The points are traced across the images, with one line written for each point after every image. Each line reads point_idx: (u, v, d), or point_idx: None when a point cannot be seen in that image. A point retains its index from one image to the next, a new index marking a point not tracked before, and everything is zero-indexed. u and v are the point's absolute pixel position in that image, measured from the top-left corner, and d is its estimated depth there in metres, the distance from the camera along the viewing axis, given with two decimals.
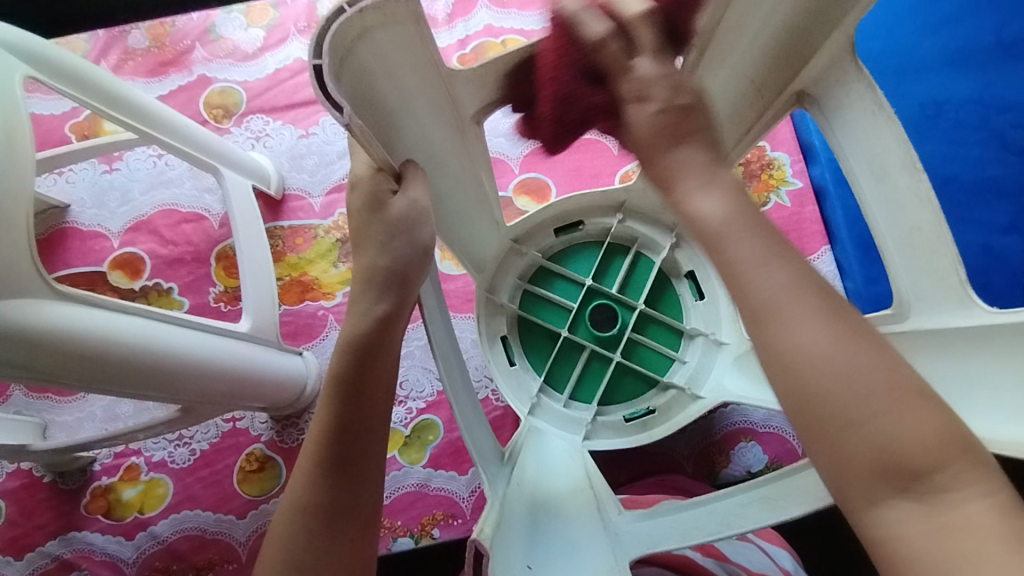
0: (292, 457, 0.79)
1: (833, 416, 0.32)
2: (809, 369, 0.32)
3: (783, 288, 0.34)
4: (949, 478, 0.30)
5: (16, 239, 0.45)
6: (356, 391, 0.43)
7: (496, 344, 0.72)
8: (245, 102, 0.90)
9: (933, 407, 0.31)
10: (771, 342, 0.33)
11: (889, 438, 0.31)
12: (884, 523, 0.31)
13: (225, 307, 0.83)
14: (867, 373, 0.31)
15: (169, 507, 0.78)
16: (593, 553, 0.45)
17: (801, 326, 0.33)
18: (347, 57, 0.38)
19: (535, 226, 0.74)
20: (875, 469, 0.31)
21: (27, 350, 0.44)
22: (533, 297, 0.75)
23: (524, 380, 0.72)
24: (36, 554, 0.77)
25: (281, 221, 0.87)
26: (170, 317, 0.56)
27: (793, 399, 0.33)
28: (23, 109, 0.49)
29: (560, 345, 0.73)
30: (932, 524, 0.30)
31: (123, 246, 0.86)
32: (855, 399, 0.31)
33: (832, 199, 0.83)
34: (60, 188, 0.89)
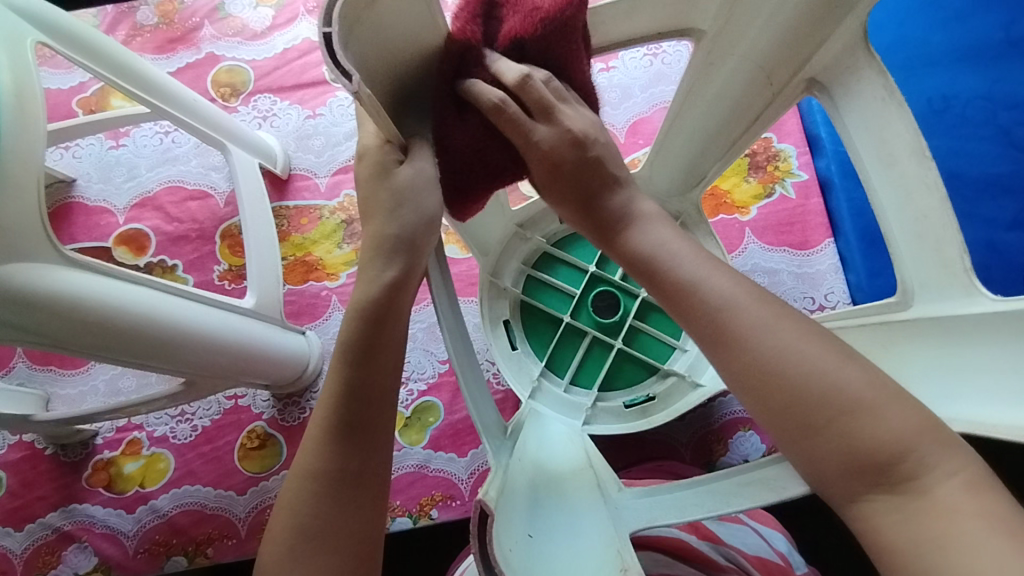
0: (294, 435, 0.79)
1: (798, 419, 0.33)
2: (764, 376, 0.35)
3: (733, 305, 0.37)
4: (920, 467, 0.31)
5: (25, 204, 0.45)
6: (363, 361, 0.43)
7: (498, 327, 0.72)
8: (252, 81, 0.90)
9: (893, 398, 0.33)
10: (732, 359, 0.36)
11: (855, 434, 0.32)
12: (863, 514, 0.33)
13: (229, 285, 0.83)
14: (820, 372, 0.34)
15: (170, 482, 0.79)
16: (593, 529, 0.45)
17: (754, 336, 0.36)
18: (354, 28, 0.37)
19: (541, 212, 0.73)
20: (847, 467, 0.32)
21: (35, 314, 0.44)
22: (536, 282, 0.76)
23: (525, 364, 0.72)
24: (36, 525, 0.78)
25: (286, 201, 0.87)
26: (175, 288, 0.56)
27: (760, 407, 0.35)
28: (35, 75, 0.49)
29: (561, 330, 0.74)
30: (906, 511, 0.31)
31: (128, 222, 0.86)
32: (815, 400, 0.33)
33: (836, 191, 0.83)
34: (66, 163, 0.89)
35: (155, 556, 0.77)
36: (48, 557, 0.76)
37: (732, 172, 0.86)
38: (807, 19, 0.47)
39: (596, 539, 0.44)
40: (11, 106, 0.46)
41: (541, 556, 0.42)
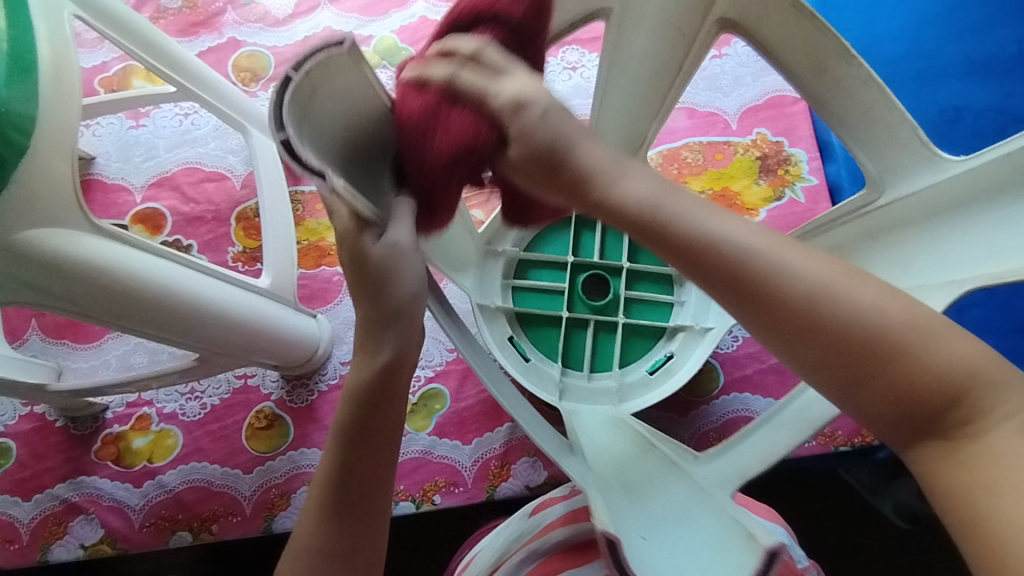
0: (302, 417, 0.81)
1: (853, 361, 0.33)
2: (808, 318, 0.34)
3: (761, 242, 0.35)
4: (978, 406, 0.32)
5: (58, 170, 0.45)
6: (362, 436, 0.44)
7: (507, 345, 0.72)
8: (272, 67, 0.91)
9: (943, 338, 0.33)
10: (767, 306, 0.34)
11: (916, 374, 0.32)
12: (918, 457, 0.34)
13: (243, 267, 0.85)
14: (864, 305, 0.33)
15: (178, 458, 0.80)
16: (699, 499, 0.47)
17: (792, 280, 0.34)
18: (306, 109, 0.40)
19: (502, 224, 0.74)
20: (891, 407, 0.33)
21: (63, 278, 0.45)
22: (523, 292, 0.76)
23: (543, 370, 0.72)
24: (43, 496, 0.79)
25: (302, 186, 0.88)
26: (196, 264, 0.56)
27: (804, 352, 0.34)
28: (73, 47, 0.49)
29: (568, 328, 0.74)
30: (953, 455, 0.32)
31: (145, 201, 0.87)
32: (867, 341, 0.33)
33: (845, 196, 0.84)
34: (86, 141, 0.90)
35: (160, 530, 0.78)
36: (55, 527, 0.77)
37: (742, 174, 0.86)
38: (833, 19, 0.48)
39: (704, 507, 0.46)
40: (48, 76, 0.46)
41: (664, 548, 0.43)
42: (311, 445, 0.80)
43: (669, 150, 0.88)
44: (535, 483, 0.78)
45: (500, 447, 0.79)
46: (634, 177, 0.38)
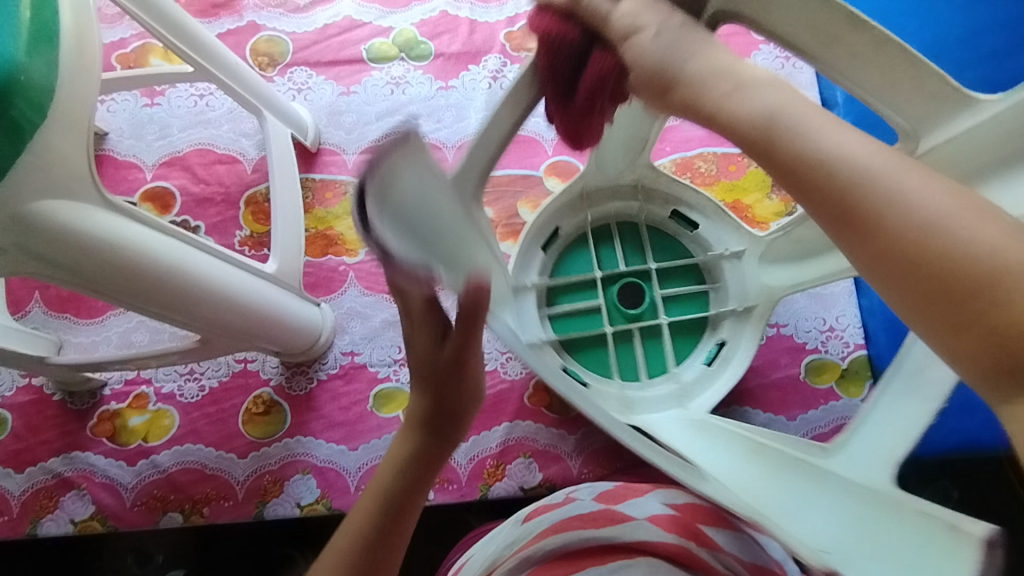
0: (299, 404, 0.80)
1: (946, 290, 0.29)
2: (907, 239, 0.30)
3: (868, 154, 0.32)
4: None
5: (73, 141, 0.44)
6: (420, 463, 0.47)
7: (561, 376, 0.71)
8: (290, 52, 0.91)
9: None
10: (861, 228, 0.31)
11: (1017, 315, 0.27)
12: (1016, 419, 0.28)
13: (250, 251, 0.85)
14: (968, 234, 0.29)
15: (173, 438, 0.79)
16: (843, 488, 0.43)
17: (889, 194, 0.30)
18: (390, 203, 0.38)
19: (524, 258, 0.73)
20: (987, 357, 0.28)
21: (73, 251, 0.45)
22: (560, 320, 0.77)
23: (604, 391, 0.71)
24: (37, 468, 0.78)
25: (313, 173, 0.87)
26: (204, 244, 0.56)
27: (897, 273, 0.30)
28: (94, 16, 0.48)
29: (611, 342, 0.75)
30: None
31: (155, 180, 0.87)
32: (968, 265, 0.28)
33: None
34: (100, 116, 0.89)
35: (152, 510, 0.77)
36: (47, 501, 0.77)
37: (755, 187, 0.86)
38: None
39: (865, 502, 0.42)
40: (70, 46, 0.45)
41: (851, 561, 0.38)
42: (308, 434, 0.79)
43: (683, 159, 0.88)
44: (529, 485, 0.78)
45: (496, 446, 0.79)
46: (751, 92, 0.36)
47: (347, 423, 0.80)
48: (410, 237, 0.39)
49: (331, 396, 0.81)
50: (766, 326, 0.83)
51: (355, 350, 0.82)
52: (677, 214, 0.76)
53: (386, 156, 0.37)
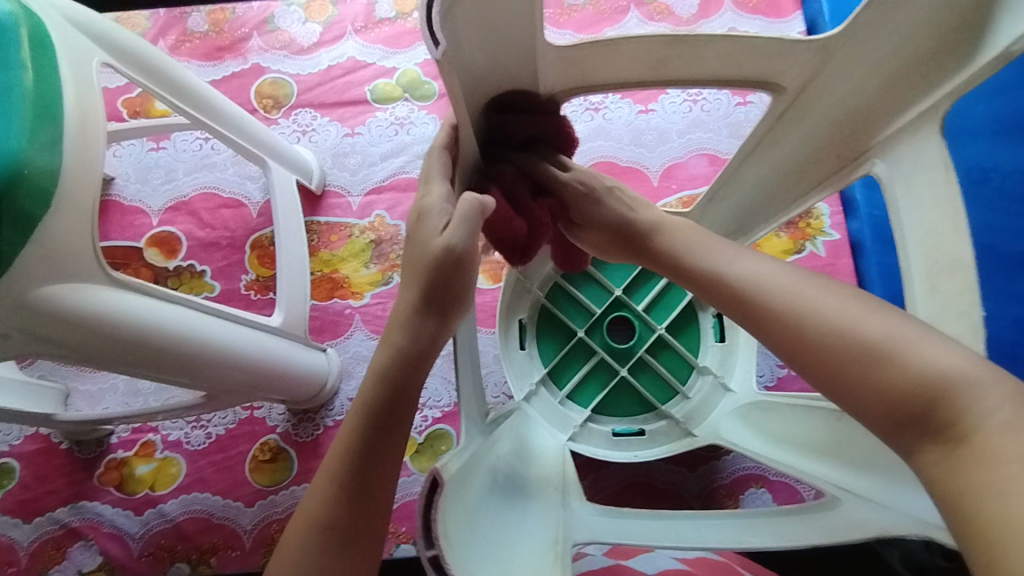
0: (306, 451, 0.80)
1: (842, 375, 0.36)
2: (801, 331, 0.38)
3: (762, 270, 0.42)
4: (967, 407, 0.32)
5: (78, 225, 0.44)
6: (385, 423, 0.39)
7: (616, 442, 0.76)
8: (295, 94, 0.91)
9: (949, 350, 0.34)
10: (755, 323, 0.40)
11: (895, 386, 0.34)
12: (921, 465, 0.33)
13: (256, 295, 0.84)
14: (859, 327, 0.36)
15: (180, 487, 0.79)
16: None
17: (807, 313, 0.38)
18: (457, 526, 0.39)
19: (520, 366, 0.78)
20: (892, 416, 0.34)
21: (82, 332, 0.44)
22: (579, 394, 0.80)
23: (658, 427, 0.76)
24: (44, 519, 0.78)
25: (318, 216, 0.87)
26: (207, 305, 0.56)
27: (807, 366, 0.38)
28: (99, 94, 0.49)
29: (635, 379, 0.79)
30: (951, 460, 0.32)
31: (162, 224, 0.87)
32: (857, 354, 0.35)
33: (867, 254, 0.84)
34: (107, 161, 0.90)
35: (159, 560, 0.77)
36: (54, 552, 0.77)
37: None
38: None
39: None
40: (73, 128, 0.45)
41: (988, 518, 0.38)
42: None
43: (690, 197, 0.87)
44: None
45: None
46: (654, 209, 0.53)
47: None
48: (483, 541, 0.41)
49: None
50: (777, 367, 0.83)
51: None
52: None
53: (437, 494, 0.38)
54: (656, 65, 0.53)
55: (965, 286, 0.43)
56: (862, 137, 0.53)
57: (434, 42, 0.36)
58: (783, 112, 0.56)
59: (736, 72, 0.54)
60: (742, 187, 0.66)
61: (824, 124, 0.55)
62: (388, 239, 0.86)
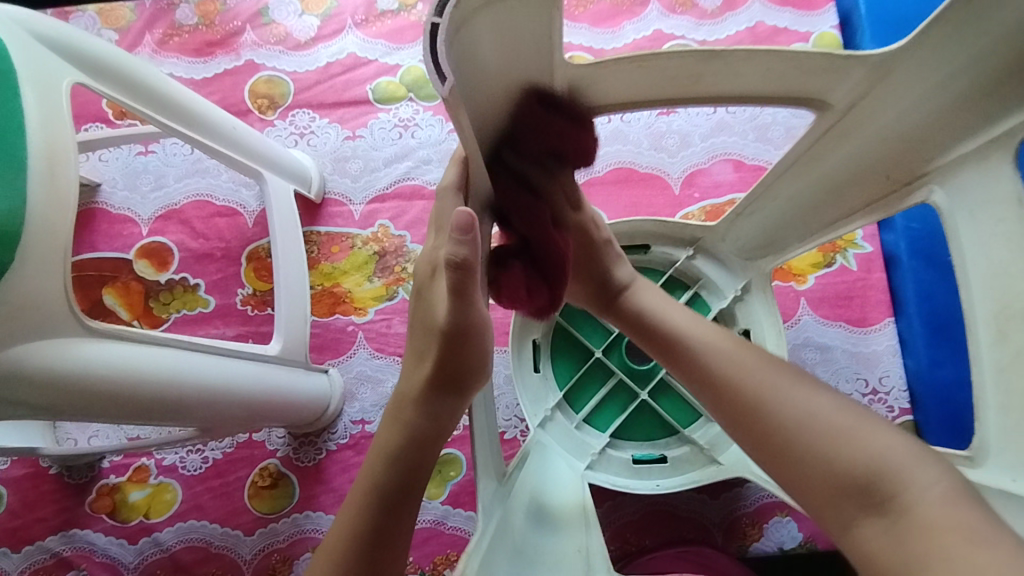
0: (307, 477, 0.76)
1: (777, 445, 0.43)
2: (742, 401, 0.46)
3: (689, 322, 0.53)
4: (903, 489, 0.38)
5: (48, 277, 0.40)
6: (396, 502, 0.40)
7: (636, 470, 0.71)
8: (291, 94, 0.85)
9: (862, 422, 0.42)
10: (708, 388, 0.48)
11: (837, 467, 0.40)
12: (857, 538, 0.39)
13: (253, 311, 0.80)
14: (786, 398, 0.44)
15: (176, 514, 0.75)
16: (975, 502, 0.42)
17: (750, 390, 0.45)
18: None
19: (533, 389, 0.73)
20: (839, 497, 0.40)
21: (56, 393, 0.40)
22: (596, 417, 0.75)
23: (681, 455, 0.72)
24: (34, 548, 0.74)
25: (318, 226, 0.82)
26: (198, 344, 0.51)
27: (746, 433, 0.45)
28: (68, 126, 0.44)
29: (655, 402, 0.75)
30: (891, 532, 0.37)
31: (152, 234, 0.82)
32: (794, 429, 0.43)
33: (902, 269, 0.79)
34: (92, 166, 0.84)
35: None
36: None
37: None
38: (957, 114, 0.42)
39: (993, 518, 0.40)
40: (38, 169, 0.41)
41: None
42: (317, 508, 0.75)
43: (713, 206, 0.82)
44: None
45: None
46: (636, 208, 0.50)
47: None
48: None
49: (342, 468, 0.76)
50: None
51: (366, 418, 0.77)
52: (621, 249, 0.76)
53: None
54: (691, 80, 0.48)
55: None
56: (914, 162, 0.47)
57: (438, 76, 0.31)
58: (826, 132, 0.50)
59: (781, 88, 0.48)
60: (774, 204, 0.61)
61: (866, 148, 0.49)
62: (393, 251, 0.81)
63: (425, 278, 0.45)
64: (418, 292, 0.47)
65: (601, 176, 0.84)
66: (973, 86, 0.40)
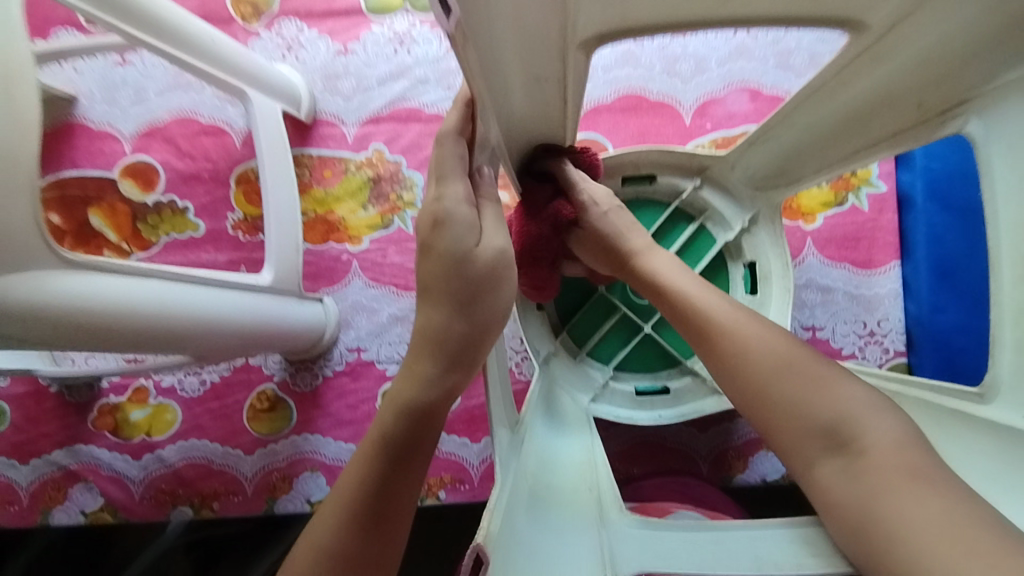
0: (305, 402, 0.77)
1: (769, 401, 0.44)
2: (743, 361, 0.46)
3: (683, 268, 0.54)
4: (865, 435, 0.40)
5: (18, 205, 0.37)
6: (408, 451, 0.38)
7: (639, 401, 0.73)
8: (277, 1, 0.79)
9: (851, 389, 0.42)
10: (705, 342, 0.48)
11: (820, 417, 0.41)
12: (819, 480, 0.41)
13: (244, 237, 0.78)
14: (772, 356, 0.45)
15: (177, 434, 0.77)
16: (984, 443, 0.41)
17: (738, 343, 0.46)
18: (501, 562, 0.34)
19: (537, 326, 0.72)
20: (808, 442, 0.42)
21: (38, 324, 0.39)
22: (599, 351, 0.75)
23: (683, 386, 0.72)
24: (41, 461, 0.77)
25: (309, 148, 0.78)
26: (182, 275, 0.50)
27: (739, 390, 0.46)
28: None
29: (658, 334, 0.75)
30: (849, 472, 0.39)
31: (135, 153, 0.79)
32: (784, 390, 0.43)
33: (915, 211, 0.76)
34: (67, 77, 0.79)
35: (161, 503, 0.77)
36: (54, 493, 0.76)
37: None
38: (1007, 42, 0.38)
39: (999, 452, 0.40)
40: None
41: None
42: (315, 432, 0.77)
43: (725, 139, 0.78)
44: None
45: None
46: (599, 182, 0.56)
47: (355, 422, 0.76)
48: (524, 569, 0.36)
49: (338, 394, 0.77)
50: (801, 329, 0.77)
51: (362, 346, 0.77)
52: (627, 180, 0.73)
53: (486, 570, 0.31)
54: None
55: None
56: (958, 86, 0.43)
57: (444, 11, 0.27)
58: (860, 53, 0.45)
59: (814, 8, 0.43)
60: (796, 133, 0.57)
61: (904, 74, 0.45)
62: (388, 177, 0.78)
63: (425, 227, 0.38)
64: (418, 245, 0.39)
65: (607, 103, 0.79)
66: None
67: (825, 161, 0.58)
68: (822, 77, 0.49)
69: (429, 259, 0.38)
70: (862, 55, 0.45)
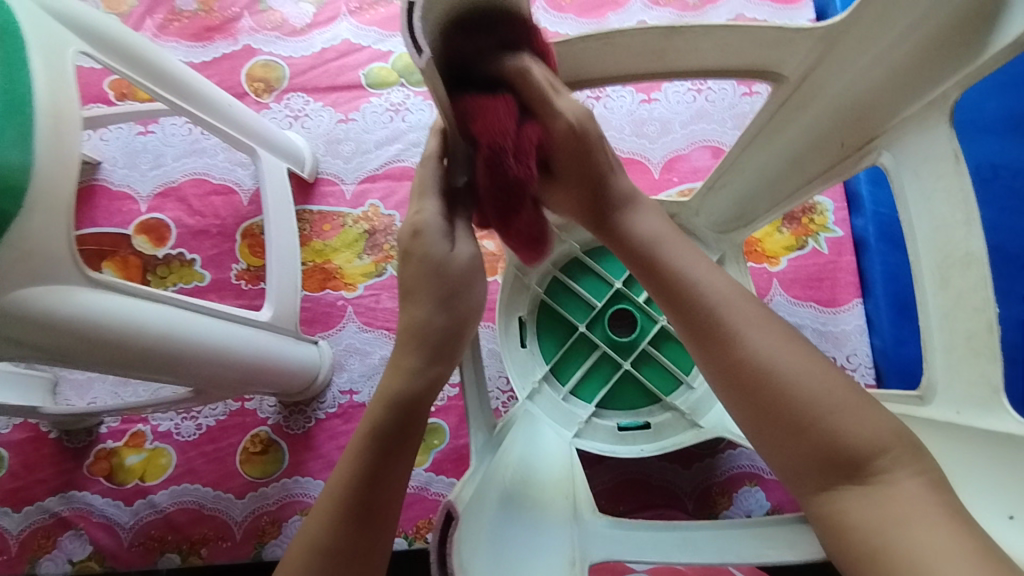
0: (297, 444, 0.79)
1: (788, 419, 0.37)
2: (755, 372, 0.38)
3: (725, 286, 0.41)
4: (890, 462, 0.35)
5: (52, 227, 0.43)
6: (395, 446, 0.41)
7: (622, 435, 0.75)
8: (286, 78, 0.89)
9: (872, 408, 0.36)
10: (721, 350, 0.40)
11: (837, 438, 0.35)
12: (834, 506, 0.35)
13: (246, 286, 0.83)
14: (785, 364, 0.38)
15: (170, 478, 0.78)
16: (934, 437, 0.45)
17: (755, 355, 0.38)
18: (471, 541, 0.39)
19: (522, 363, 0.76)
20: (822, 468, 0.36)
21: (58, 335, 0.43)
22: (582, 388, 0.78)
23: (664, 419, 0.75)
24: (34, 508, 0.78)
25: (310, 205, 0.86)
26: (191, 303, 0.54)
27: (746, 402, 0.38)
28: (72, 88, 0.47)
29: (638, 370, 0.78)
30: (870, 501, 0.34)
31: (150, 211, 0.85)
32: (802, 404, 0.36)
33: (871, 253, 0.82)
34: (94, 146, 0.88)
35: (149, 550, 0.76)
36: (43, 541, 0.76)
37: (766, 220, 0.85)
38: (898, 83, 0.45)
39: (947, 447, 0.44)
40: (46, 127, 0.44)
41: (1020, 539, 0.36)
42: (306, 474, 0.78)
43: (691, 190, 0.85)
44: None
45: None
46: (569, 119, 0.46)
47: None
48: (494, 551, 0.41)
49: (330, 435, 0.79)
50: None
51: (354, 388, 0.80)
52: None
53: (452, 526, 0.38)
54: (655, 57, 0.51)
55: (977, 281, 0.41)
56: (866, 127, 0.49)
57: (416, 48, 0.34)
58: (786, 98, 0.52)
59: (741, 64, 0.51)
60: (745, 173, 0.63)
61: (827, 115, 0.52)
62: (382, 230, 0.84)
63: (407, 236, 0.43)
64: (401, 253, 0.43)
65: None
66: (907, 51, 0.43)
67: (775, 199, 0.64)
68: (760, 120, 0.55)
69: (420, 264, 0.42)
70: (788, 101, 0.53)
